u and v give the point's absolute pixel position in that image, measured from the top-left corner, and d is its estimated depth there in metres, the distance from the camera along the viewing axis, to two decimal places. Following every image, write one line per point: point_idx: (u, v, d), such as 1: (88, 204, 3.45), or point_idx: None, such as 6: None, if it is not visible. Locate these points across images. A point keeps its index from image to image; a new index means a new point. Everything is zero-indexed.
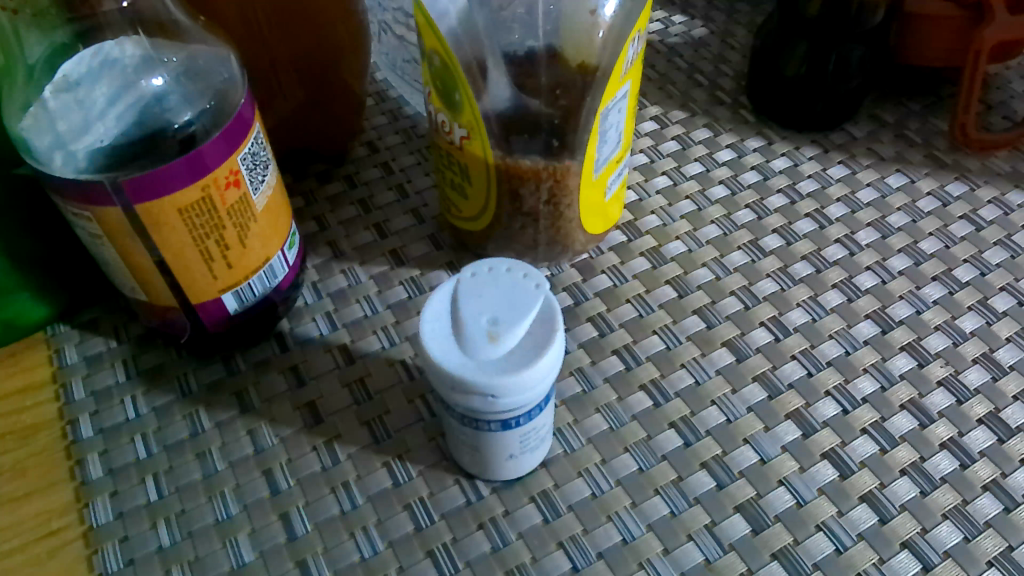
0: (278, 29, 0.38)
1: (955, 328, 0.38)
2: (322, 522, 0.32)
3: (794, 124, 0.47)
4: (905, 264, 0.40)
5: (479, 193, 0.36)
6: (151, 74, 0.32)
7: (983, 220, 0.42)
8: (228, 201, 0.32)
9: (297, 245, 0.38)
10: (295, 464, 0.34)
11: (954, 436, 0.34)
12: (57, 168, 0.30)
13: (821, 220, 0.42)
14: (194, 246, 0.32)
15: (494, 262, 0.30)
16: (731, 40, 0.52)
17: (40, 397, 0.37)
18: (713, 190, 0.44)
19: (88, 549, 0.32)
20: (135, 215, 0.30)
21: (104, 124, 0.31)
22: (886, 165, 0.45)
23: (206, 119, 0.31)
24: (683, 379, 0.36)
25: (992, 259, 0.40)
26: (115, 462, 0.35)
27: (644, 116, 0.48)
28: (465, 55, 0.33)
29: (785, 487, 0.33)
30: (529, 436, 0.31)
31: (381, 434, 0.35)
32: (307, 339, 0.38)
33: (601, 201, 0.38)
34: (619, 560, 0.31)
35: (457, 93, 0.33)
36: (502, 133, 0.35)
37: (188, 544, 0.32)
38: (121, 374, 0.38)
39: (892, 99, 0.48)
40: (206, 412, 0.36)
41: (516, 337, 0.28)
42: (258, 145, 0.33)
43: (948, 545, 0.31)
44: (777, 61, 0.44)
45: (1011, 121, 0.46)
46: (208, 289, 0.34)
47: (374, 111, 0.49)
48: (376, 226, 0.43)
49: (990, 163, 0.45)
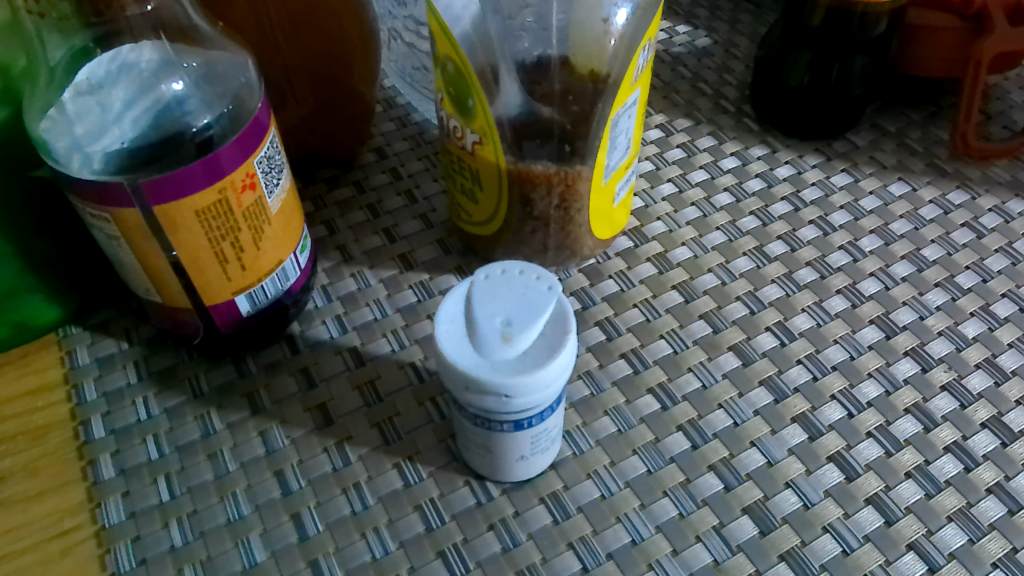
0: (291, 34, 0.38)
1: (958, 334, 0.38)
2: (334, 523, 0.33)
3: (797, 133, 0.47)
4: (907, 271, 0.41)
5: (489, 198, 0.37)
6: (170, 78, 0.33)
7: (984, 228, 0.43)
8: (243, 204, 0.32)
9: (308, 248, 0.38)
10: (306, 465, 0.35)
11: (957, 439, 0.35)
12: (74, 170, 0.30)
13: (824, 228, 0.43)
14: (209, 248, 0.32)
15: (507, 264, 0.30)
16: (734, 50, 0.53)
17: (52, 398, 0.37)
18: (718, 197, 0.45)
19: (100, 548, 0.32)
20: (152, 216, 0.30)
21: (120, 127, 0.31)
22: (888, 173, 0.46)
23: (224, 123, 0.32)
24: (690, 383, 0.37)
25: (993, 266, 0.41)
26: (127, 462, 0.35)
27: (649, 124, 0.49)
28: (478, 61, 0.34)
29: (792, 489, 0.33)
30: (540, 437, 0.31)
31: (391, 435, 0.35)
32: (317, 342, 0.39)
33: (609, 207, 0.39)
34: (628, 560, 0.32)
35: (470, 99, 0.33)
36: (513, 138, 0.35)
37: (200, 544, 0.32)
38: (132, 375, 0.38)
39: (894, 108, 0.49)
40: (217, 413, 0.36)
41: (529, 339, 0.28)
42: (272, 149, 0.33)
43: (953, 547, 0.32)
44: (781, 71, 0.45)
45: (1011, 131, 0.47)
46: (222, 291, 0.34)
47: (382, 117, 0.49)
48: (385, 231, 0.43)
49: (990, 172, 0.45)
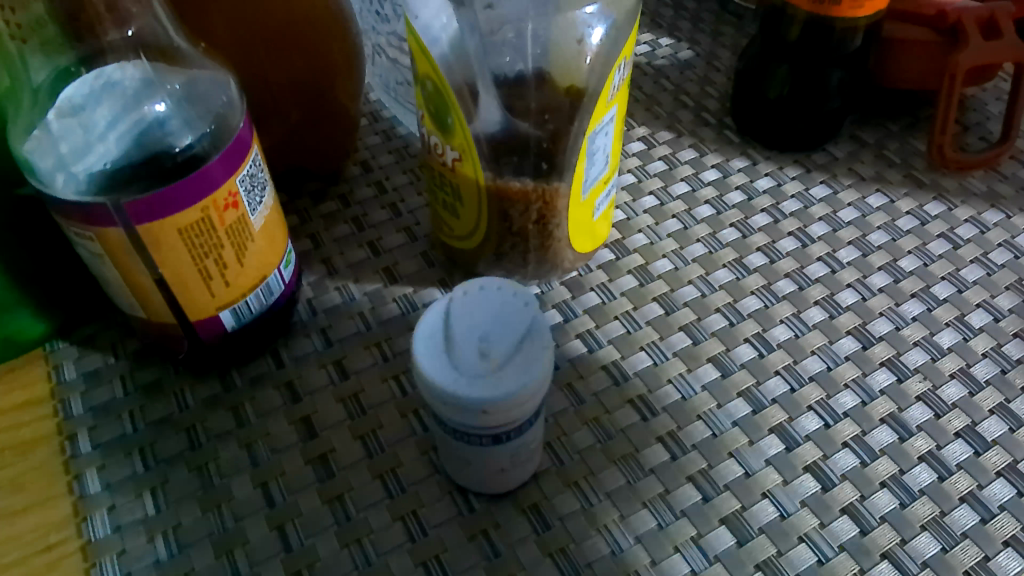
0: (274, 51, 0.39)
1: (933, 344, 0.39)
2: (318, 535, 0.33)
3: (777, 145, 0.48)
4: (884, 282, 0.41)
5: (470, 214, 0.37)
6: (152, 99, 0.33)
7: (960, 238, 0.43)
8: (227, 221, 0.33)
9: (292, 263, 0.39)
10: (290, 478, 0.35)
11: (932, 449, 0.35)
12: (58, 190, 0.30)
13: (803, 239, 0.44)
14: (193, 265, 0.33)
15: (484, 281, 0.31)
16: (716, 62, 0.53)
17: (39, 412, 0.37)
18: (699, 209, 0.45)
19: (86, 562, 0.33)
20: (136, 234, 0.31)
21: (104, 145, 0.32)
22: (866, 184, 0.46)
23: (205, 143, 0.32)
24: (670, 395, 0.37)
25: (969, 277, 0.42)
26: (114, 476, 0.35)
27: (631, 137, 0.49)
28: (456, 80, 0.34)
29: (769, 499, 0.34)
30: (519, 450, 0.32)
31: (374, 448, 0.36)
32: (302, 355, 0.39)
33: (589, 221, 0.39)
34: (607, 571, 0.32)
35: (449, 117, 0.34)
36: (492, 155, 0.36)
37: (185, 557, 0.33)
38: (118, 390, 0.38)
39: (873, 120, 0.49)
40: (202, 427, 0.37)
41: (506, 354, 0.29)
42: (255, 167, 0.33)
43: (926, 555, 0.32)
44: (761, 85, 0.45)
45: (987, 142, 0.47)
46: (206, 306, 0.34)
47: (367, 131, 0.50)
48: (369, 244, 0.44)
49: (967, 183, 0.46)
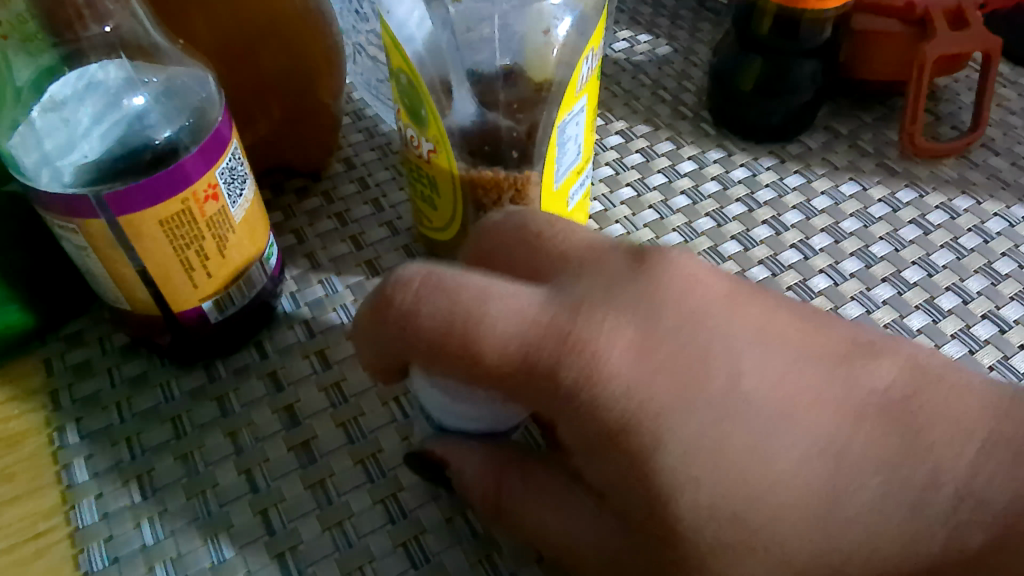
0: (254, 49, 0.40)
1: (904, 326, 0.40)
2: (299, 519, 0.34)
3: (753, 136, 0.49)
4: (856, 267, 0.42)
5: (447, 205, 0.38)
6: (132, 93, 0.34)
7: (931, 224, 0.44)
8: (207, 213, 0.33)
9: (274, 256, 0.39)
10: (272, 465, 0.36)
11: None
12: (43, 184, 0.31)
13: (777, 227, 0.45)
14: (175, 257, 0.33)
15: None
16: (694, 57, 0.54)
17: (27, 406, 0.38)
18: (675, 199, 0.46)
19: (73, 549, 0.33)
20: (117, 227, 0.31)
21: (88, 142, 0.32)
22: (839, 173, 0.47)
23: (186, 135, 0.33)
24: None
25: (939, 261, 0.42)
26: (101, 465, 0.36)
27: (610, 131, 0.50)
28: (429, 75, 0.35)
29: None
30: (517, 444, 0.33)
31: (356, 434, 0.37)
32: (286, 347, 0.40)
33: (565, 211, 0.40)
34: None
35: (423, 109, 0.35)
36: (466, 147, 0.37)
37: (170, 541, 0.33)
38: (106, 382, 0.39)
39: (848, 112, 0.50)
40: (188, 417, 0.38)
41: None
42: (234, 160, 0.34)
43: None
44: (733, 78, 0.46)
45: (958, 131, 0.48)
46: (189, 298, 0.35)
47: (351, 129, 0.51)
48: (352, 238, 0.45)
49: (938, 171, 0.47)
